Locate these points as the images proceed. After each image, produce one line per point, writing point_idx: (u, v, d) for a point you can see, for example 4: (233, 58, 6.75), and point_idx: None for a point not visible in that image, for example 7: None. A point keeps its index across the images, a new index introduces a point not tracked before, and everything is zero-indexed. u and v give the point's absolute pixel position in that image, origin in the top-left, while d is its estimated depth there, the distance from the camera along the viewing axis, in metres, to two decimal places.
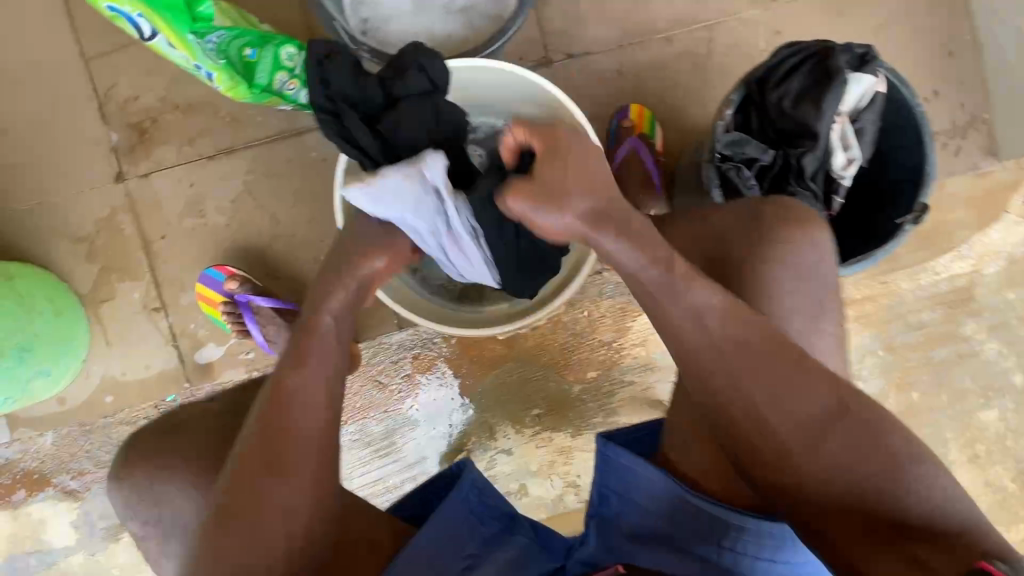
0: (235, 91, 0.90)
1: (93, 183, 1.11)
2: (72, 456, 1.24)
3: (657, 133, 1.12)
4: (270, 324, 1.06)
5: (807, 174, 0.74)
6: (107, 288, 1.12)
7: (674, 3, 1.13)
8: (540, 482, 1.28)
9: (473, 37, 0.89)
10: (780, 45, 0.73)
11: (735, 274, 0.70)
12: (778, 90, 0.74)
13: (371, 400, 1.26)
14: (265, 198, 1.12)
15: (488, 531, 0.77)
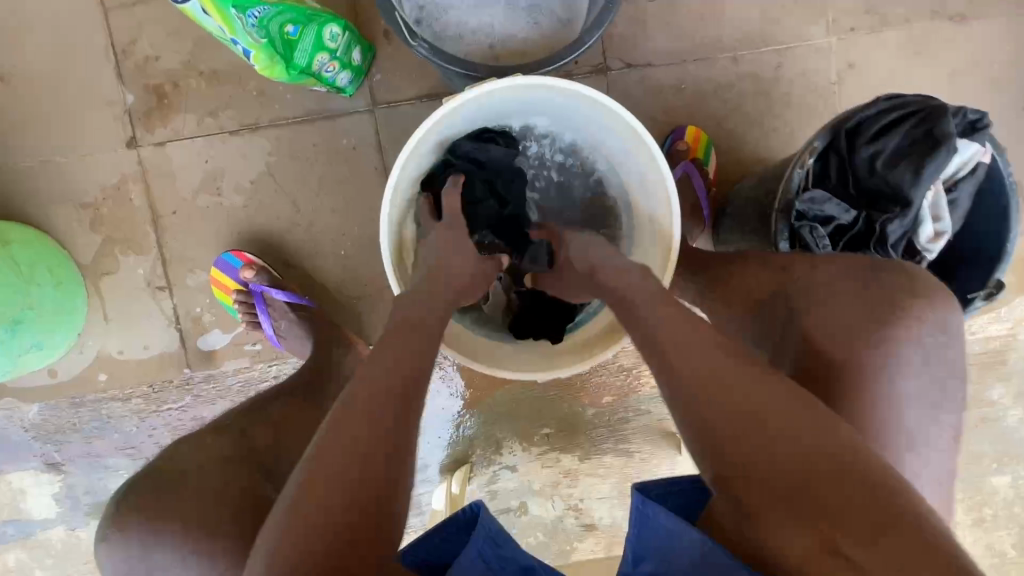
0: (272, 71, 0.80)
1: (103, 146, 1.03)
2: (58, 428, 1.18)
3: (711, 160, 1.05)
4: (283, 321, 1.01)
5: (890, 243, 0.68)
6: (110, 260, 1.05)
7: (745, 21, 1.05)
8: (542, 501, 1.24)
9: (538, 43, 0.83)
10: (879, 98, 0.67)
11: (834, 321, 0.60)
12: (870, 147, 0.68)
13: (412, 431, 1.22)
14: (288, 182, 1.04)
15: None
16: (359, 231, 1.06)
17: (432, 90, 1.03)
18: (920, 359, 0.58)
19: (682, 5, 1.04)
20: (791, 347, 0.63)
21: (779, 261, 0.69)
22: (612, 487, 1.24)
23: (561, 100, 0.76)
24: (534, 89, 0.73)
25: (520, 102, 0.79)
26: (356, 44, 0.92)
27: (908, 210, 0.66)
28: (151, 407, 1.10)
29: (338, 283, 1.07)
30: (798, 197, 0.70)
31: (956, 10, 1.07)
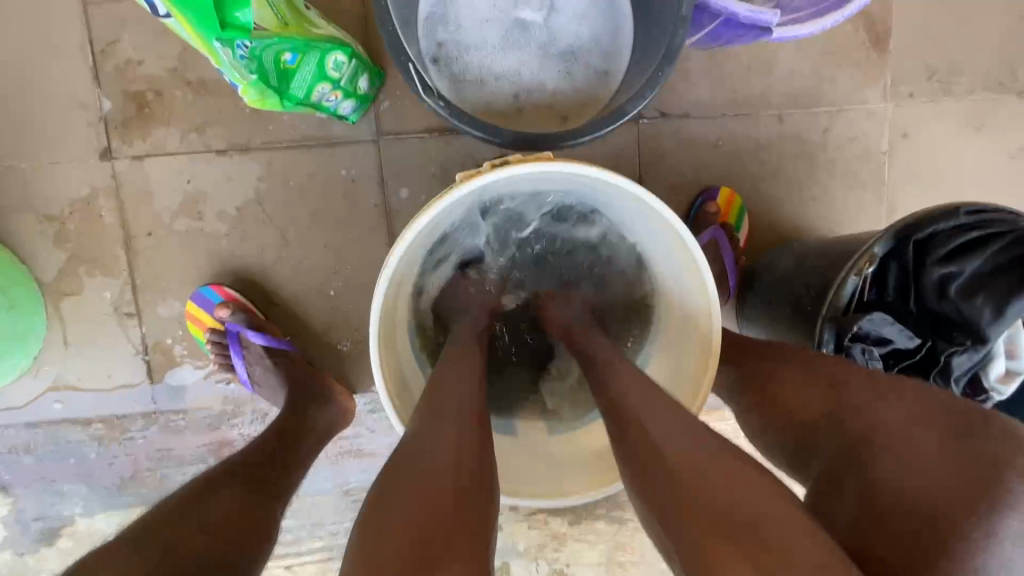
0: (263, 104, 0.69)
1: (73, 154, 0.92)
2: (8, 450, 1.09)
3: (743, 226, 0.97)
4: (260, 366, 0.92)
5: (954, 376, 0.60)
6: (74, 281, 0.95)
7: (795, 77, 0.95)
8: (525, 563, 1.17)
9: (568, 99, 0.73)
10: (961, 213, 0.57)
11: (918, 483, 0.49)
12: (944, 268, 0.58)
13: None
14: (277, 212, 0.95)
15: None
16: (352, 270, 0.96)
17: (445, 125, 0.93)
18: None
19: (728, 53, 0.94)
20: (848, 498, 0.52)
21: (834, 379, 0.60)
22: (600, 554, 1.17)
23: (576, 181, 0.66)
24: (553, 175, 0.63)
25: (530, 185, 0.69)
26: (362, 71, 0.82)
27: (981, 346, 0.57)
28: (114, 435, 1.01)
29: (324, 324, 0.98)
30: (852, 318, 0.62)
31: None
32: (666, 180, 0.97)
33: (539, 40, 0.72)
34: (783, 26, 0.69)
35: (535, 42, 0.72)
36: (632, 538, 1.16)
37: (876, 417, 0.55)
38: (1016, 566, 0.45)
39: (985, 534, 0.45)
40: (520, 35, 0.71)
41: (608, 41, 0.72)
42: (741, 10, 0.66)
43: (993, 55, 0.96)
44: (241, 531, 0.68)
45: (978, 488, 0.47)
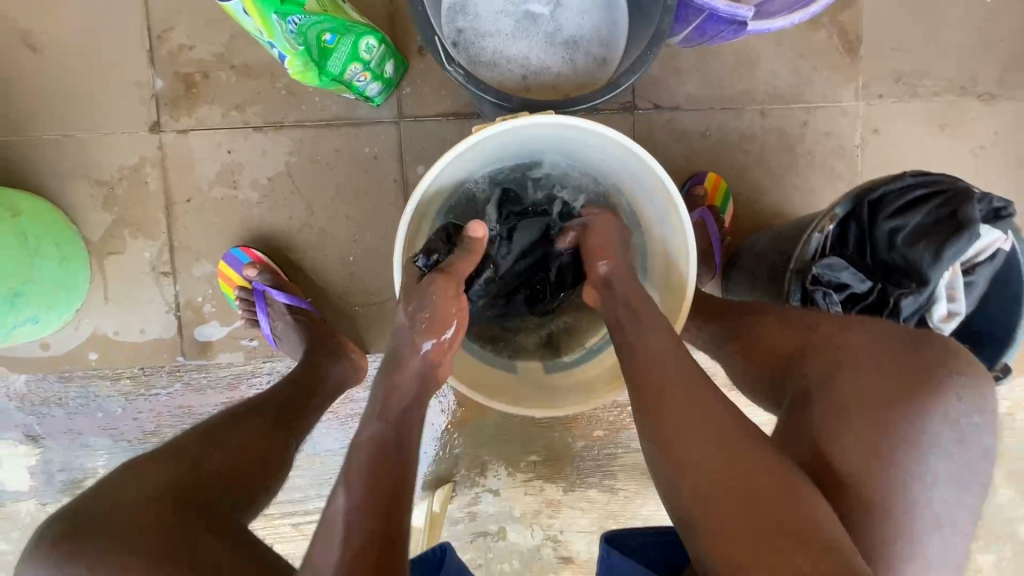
0: (305, 76, 0.80)
1: (126, 127, 1.03)
2: (42, 402, 1.17)
3: (728, 209, 1.06)
4: (282, 322, 1.00)
5: (903, 316, 0.68)
6: (118, 241, 1.05)
7: (776, 76, 1.06)
8: (520, 529, 1.23)
9: (570, 79, 0.83)
10: (906, 174, 0.67)
11: (863, 393, 0.59)
12: (893, 221, 0.68)
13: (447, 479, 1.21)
14: (305, 184, 1.05)
15: None
16: (370, 239, 1.06)
17: (459, 110, 1.04)
18: (953, 441, 0.57)
19: (715, 54, 1.05)
20: (806, 415, 0.61)
21: (804, 323, 0.68)
22: (592, 521, 1.23)
23: (563, 136, 0.74)
24: (547, 129, 0.72)
25: (525, 144, 0.78)
26: (389, 57, 0.92)
27: (925, 288, 0.66)
28: (140, 390, 1.09)
29: (343, 288, 1.07)
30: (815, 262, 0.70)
31: (985, 89, 1.08)
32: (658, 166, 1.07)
33: (545, 28, 0.82)
34: (757, 21, 0.80)
35: (542, 29, 0.82)
36: (623, 507, 1.23)
37: (845, 339, 0.63)
38: (934, 441, 0.57)
39: (909, 419, 0.57)
40: (529, 23, 0.82)
41: (605, 31, 0.83)
42: (720, 5, 0.77)
43: (955, 62, 1.07)
44: (256, 465, 0.74)
45: (909, 389, 0.58)
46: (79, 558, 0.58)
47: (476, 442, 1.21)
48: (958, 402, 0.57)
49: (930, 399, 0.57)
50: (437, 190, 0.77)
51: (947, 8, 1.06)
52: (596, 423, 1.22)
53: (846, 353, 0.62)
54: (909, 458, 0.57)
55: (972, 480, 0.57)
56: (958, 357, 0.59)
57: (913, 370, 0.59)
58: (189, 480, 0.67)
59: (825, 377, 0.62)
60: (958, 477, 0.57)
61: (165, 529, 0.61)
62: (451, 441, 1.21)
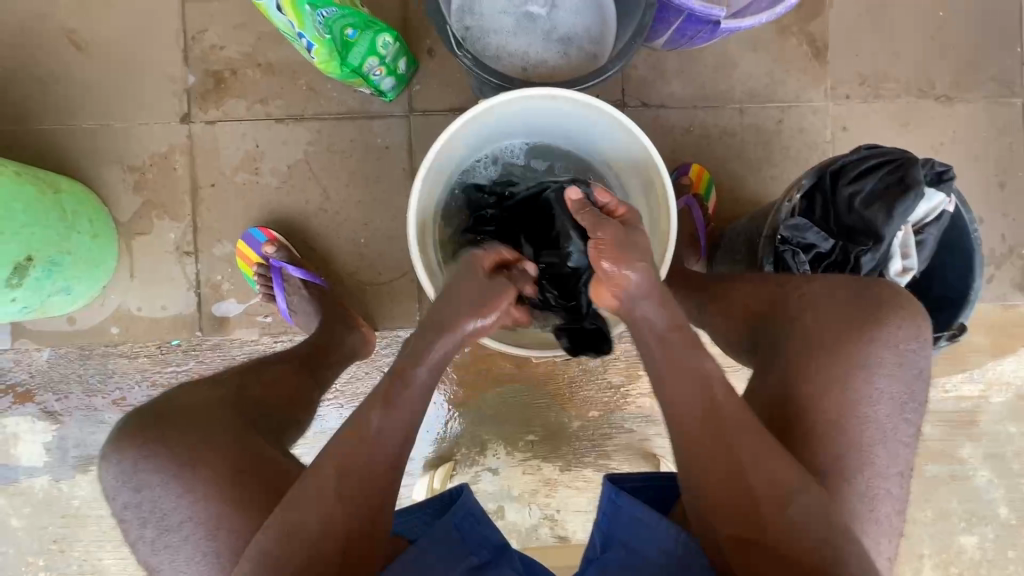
0: (327, 64, 0.92)
1: (159, 118, 1.12)
2: (61, 378, 1.22)
3: (712, 197, 1.14)
4: (297, 294, 1.07)
5: (862, 272, 0.76)
6: (146, 222, 1.13)
7: (752, 78, 1.16)
8: (519, 508, 1.27)
9: (566, 70, 0.93)
10: (862, 145, 0.76)
11: (820, 332, 0.69)
12: (851, 186, 0.76)
13: (447, 457, 1.26)
14: (321, 171, 1.13)
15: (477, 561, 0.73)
16: (381, 223, 1.14)
17: (464, 105, 1.13)
18: (893, 364, 0.67)
19: (697, 57, 1.16)
20: (776, 362, 0.70)
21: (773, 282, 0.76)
22: (588, 501, 1.27)
23: (561, 110, 0.83)
24: (548, 102, 0.81)
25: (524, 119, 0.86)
26: (402, 55, 1.02)
27: (880, 245, 0.74)
28: (155, 366, 1.15)
29: (353, 268, 1.14)
30: (783, 223, 0.77)
31: (942, 91, 1.19)
32: None
33: (543, 26, 0.93)
34: (730, 20, 0.90)
35: (540, 27, 0.93)
36: None
37: (809, 289, 0.72)
38: (881, 363, 0.67)
39: (862, 348, 0.67)
40: (529, 21, 0.93)
41: (596, 29, 0.93)
42: (696, 5, 0.87)
43: (914, 67, 1.18)
44: (287, 400, 0.86)
45: (859, 323, 0.68)
46: (157, 454, 0.73)
47: (476, 422, 1.26)
48: (901, 328, 0.67)
49: (875, 331, 0.67)
50: (448, 156, 0.83)
51: (904, 19, 1.18)
52: (592, 403, 1.27)
53: (806, 302, 0.71)
54: (859, 381, 0.66)
55: (910, 397, 0.67)
56: (899, 296, 0.70)
57: (863, 310, 0.68)
58: (238, 399, 0.81)
59: (793, 323, 0.71)
60: (899, 395, 0.67)
61: (224, 427, 0.75)
62: (452, 421, 1.26)
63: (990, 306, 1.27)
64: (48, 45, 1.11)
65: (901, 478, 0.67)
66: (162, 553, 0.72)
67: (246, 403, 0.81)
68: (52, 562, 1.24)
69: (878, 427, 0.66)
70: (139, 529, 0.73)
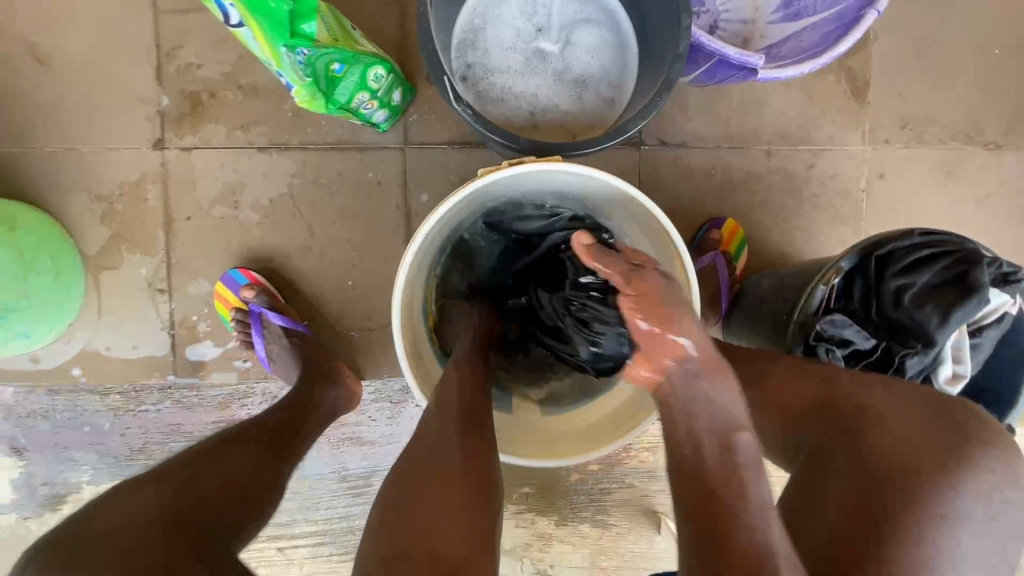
0: (311, 103, 0.80)
1: (130, 142, 1.02)
2: (27, 414, 1.15)
3: (742, 256, 1.06)
4: (277, 344, 0.99)
5: (907, 375, 0.68)
6: (115, 256, 1.04)
7: (783, 118, 1.06)
8: (510, 562, 1.21)
9: (577, 118, 0.84)
10: (914, 232, 0.67)
11: (889, 447, 0.60)
12: (899, 279, 0.67)
13: None
14: (307, 206, 1.04)
15: None
16: (371, 265, 1.05)
17: (466, 139, 1.03)
18: (987, 517, 0.56)
19: (724, 93, 1.05)
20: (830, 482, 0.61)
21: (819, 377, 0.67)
22: (583, 557, 1.21)
23: (577, 185, 0.75)
24: (567, 177, 0.73)
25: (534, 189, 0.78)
26: (397, 86, 0.92)
27: (930, 349, 0.65)
28: (128, 406, 1.08)
29: (340, 312, 1.06)
30: (806, 313, 0.72)
31: (991, 138, 1.08)
32: (663, 201, 1.07)
33: (555, 66, 0.82)
34: (768, 69, 0.80)
35: (552, 68, 0.82)
36: (615, 544, 1.21)
37: (866, 398, 0.63)
38: (977, 512, 0.56)
39: (953, 479, 0.56)
40: (539, 59, 0.82)
41: (615, 73, 0.83)
42: (731, 52, 0.77)
43: (961, 111, 1.07)
44: (240, 495, 0.70)
45: (944, 441, 0.58)
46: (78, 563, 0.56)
47: None
48: (994, 475, 0.57)
49: (965, 469, 0.57)
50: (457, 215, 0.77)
51: (955, 57, 1.06)
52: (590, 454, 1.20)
53: (879, 412, 0.62)
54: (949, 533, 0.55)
55: (1005, 559, 0.56)
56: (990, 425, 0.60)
57: (950, 431, 0.59)
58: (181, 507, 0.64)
59: (863, 424, 0.62)
60: (993, 559, 0.55)
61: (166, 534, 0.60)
62: None
63: None
64: (8, 59, 1.00)
65: None
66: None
67: (213, 481, 0.69)
68: None
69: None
70: None
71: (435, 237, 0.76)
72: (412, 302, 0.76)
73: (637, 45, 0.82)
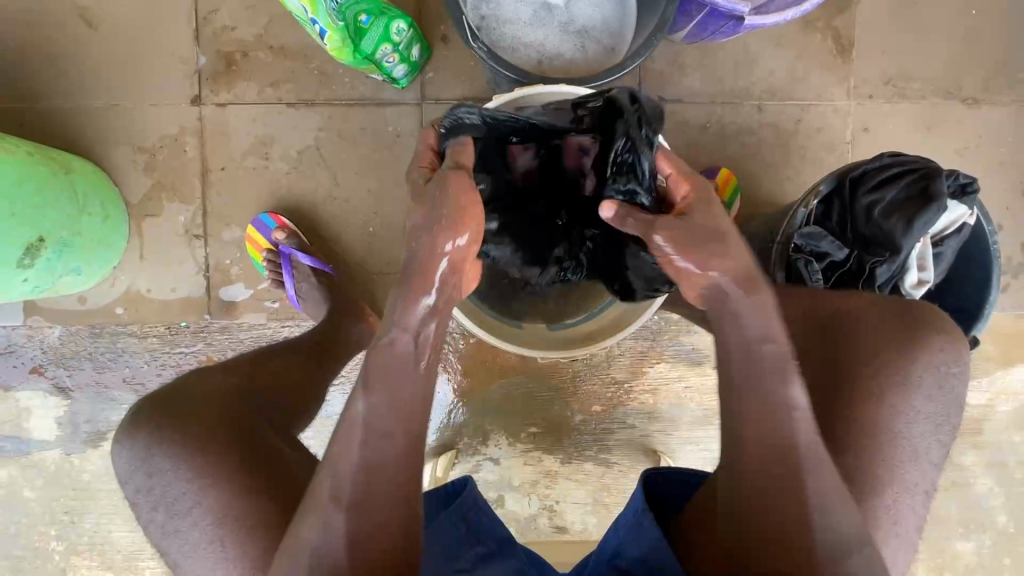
0: (341, 52, 0.90)
1: (170, 98, 1.11)
2: (72, 355, 1.24)
3: (735, 204, 1.13)
4: (304, 283, 1.08)
5: (876, 283, 0.75)
6: (156, 204, 1.13)
7: (773, 75, 1.14)
8: (518, 498, 1.28)
9: (581, 64, 0.92)
10: (884, 153, 0.74)
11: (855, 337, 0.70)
12: (870, 196, 0.74)
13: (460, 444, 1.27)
14: (332, 157, 1.12)
15: (483, 550, 0.81)
16: (390, 212, 1.13)
17: (478, 95, 1.12)
18: (932, 386, 0.67)
19: (718, 51, 1.13)
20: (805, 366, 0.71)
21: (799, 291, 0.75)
22: (587, 494, 1.28)
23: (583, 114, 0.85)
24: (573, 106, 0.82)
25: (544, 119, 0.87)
26: (416, 42, 1.01)
27: (896, 256, 0.73)
28: (165, 347, 1.16)
29: (361, 257, 1.14)
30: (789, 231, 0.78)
31: (969, 94, 1.15)
32: None
33: (560, 17, 0.91)
34: (754, 16, 0.88)
35: (557, 19, 0.91)
36: (617, 482, 1.28)
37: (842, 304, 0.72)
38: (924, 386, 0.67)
39: (905, 360, 0.67)
40: (546, 11, 0.91)
41: (615, 23, 0.91)
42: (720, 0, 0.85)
43: (939, 68, 1.15)
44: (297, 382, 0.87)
45: (899, 331, 0.69)
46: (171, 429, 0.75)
47: (477, 412, 1.27)
48: (942, 355, 0.68)
49: (917, 350, 0.67)
50: None
51: (934, 17, 1.14)
52: (594, 395, 1.27)
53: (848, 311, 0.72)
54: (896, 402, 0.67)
55: (946, 420, 0.68)
56: (944, 320, 0.70)
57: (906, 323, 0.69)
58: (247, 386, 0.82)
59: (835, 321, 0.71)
60: (935, 417, 0.67)
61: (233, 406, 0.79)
62: (454, 414, 1.27)
63: (1001, 314, 1.24)
64: (60, 21, 1.10)
65: (924, 497, 0.67)
66: (172, 538, 0.74)
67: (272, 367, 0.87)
68: (63, 533, 1.28)
69: (913, 448, 0.66)
70: (150, 513, 0.75)
71: None
72: None
73: None
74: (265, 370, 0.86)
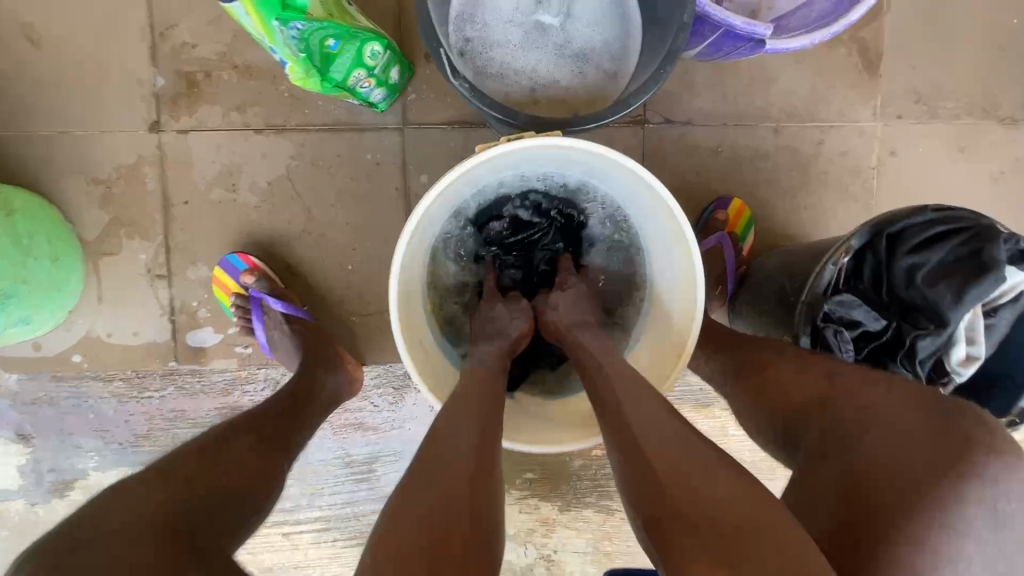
0: (306, 83, 0.78)
1: (125, 124, 1.01)
2: (32, 400, 1.15)
3: (749, 237, 1.03)
4: (278, 330, 0.98)
5: (918, 360, 0.65)
6: (114, 241, 1.03)
7: (792, 93, 1.03)
8: (514, 547, 1.20)
9: (578, 94, 0.81)
10: (927, 209, 0.65)
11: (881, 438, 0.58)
12: (912, 257, 0.65)
13: None
14: (306, 189, 1.02)
15: None
16: (370, 249, 1.04)
17: (465, 118, 1.01)
18: (987, 522, 0.52)
19: (731, 67, 1.02)
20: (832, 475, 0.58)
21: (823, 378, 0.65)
22: (587, 543, 1.20)
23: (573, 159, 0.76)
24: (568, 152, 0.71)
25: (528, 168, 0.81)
26: (395, 63, 0.90)
27: (943, 330, 0.63)
28: (132, 393, 1.07)
29: (340, 297, 1.04)
30: (813, 295, 0.70)
31: (1007, 113, 1.04)
32: (668, 180, 1.04)
33: (555, 40, 0.80)
34: (777, 39, 0.77)
35: (552, 41, 0.80)
36: (619, 529, 1.20)
37: (868, 398, 0.60)
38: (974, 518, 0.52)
39: (953, 479, 0.53)
40: (539, 33, 0.80)
41: (617, 46, 0.81)
42: (737, 22, 0.74)
43: (975, 84, 1.04)
44: (247, 479, 0.70)
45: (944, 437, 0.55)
46: None
47: None
48: (997, 480, 0.53)
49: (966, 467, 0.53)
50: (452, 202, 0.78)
51: (971, 27, 1.02)
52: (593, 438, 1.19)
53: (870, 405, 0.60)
54: (940, 540, 0.52)
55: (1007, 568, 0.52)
56: (997, 430, 0.56)
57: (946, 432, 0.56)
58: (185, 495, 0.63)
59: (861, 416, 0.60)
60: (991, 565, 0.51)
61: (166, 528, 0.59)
62: None
63: None
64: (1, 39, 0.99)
65: None
66: None
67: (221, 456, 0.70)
68: None
69: None
70: None
71: (431, 221, 0.76)
72: (408, 287, 0.77)
73: (640, 15, 0.79)
74: (209, 466, 0.68)
